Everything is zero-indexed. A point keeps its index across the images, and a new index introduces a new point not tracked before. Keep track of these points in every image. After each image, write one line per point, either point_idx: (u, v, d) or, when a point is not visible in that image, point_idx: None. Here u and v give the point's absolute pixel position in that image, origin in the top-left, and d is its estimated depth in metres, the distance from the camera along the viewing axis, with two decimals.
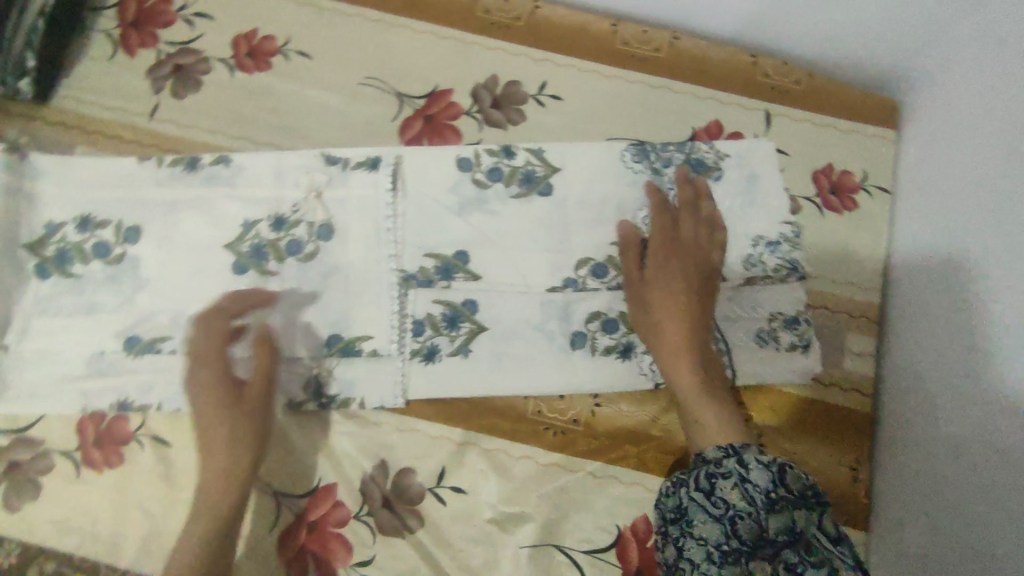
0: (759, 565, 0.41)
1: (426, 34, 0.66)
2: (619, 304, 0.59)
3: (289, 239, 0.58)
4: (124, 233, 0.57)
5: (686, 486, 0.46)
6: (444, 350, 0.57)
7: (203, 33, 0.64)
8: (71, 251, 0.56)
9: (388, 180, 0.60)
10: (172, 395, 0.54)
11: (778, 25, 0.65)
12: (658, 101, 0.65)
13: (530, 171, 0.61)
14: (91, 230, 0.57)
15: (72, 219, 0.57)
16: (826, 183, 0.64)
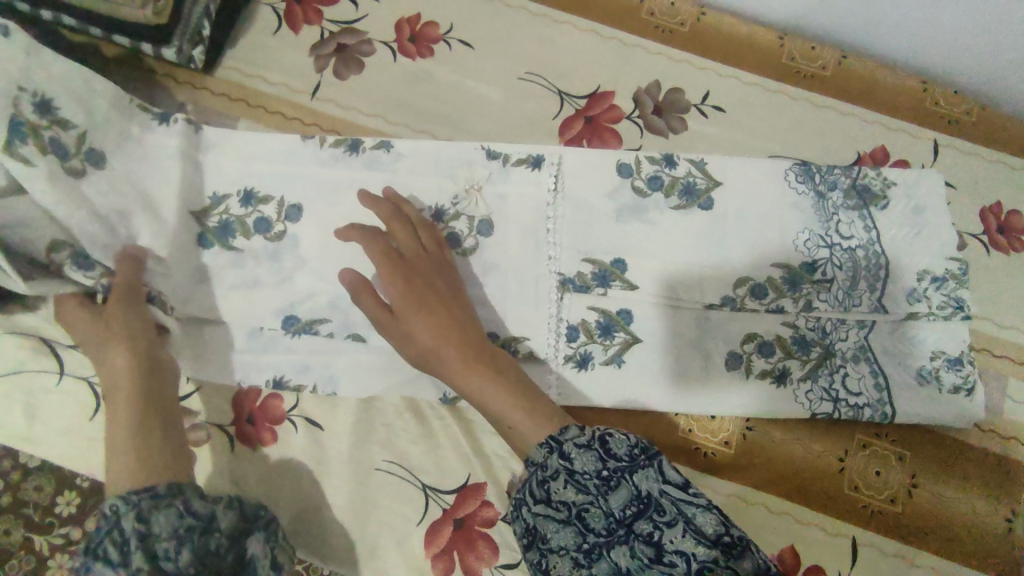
0: (622, 552, 0.36)
1: (588, 32, 0.64)
2: (777, 327, 0.56)
3: (449, 232, 0.57)
4: (286, 210, 0.56)
5: (526, 503, 0.39)
6: (597, 359, 0.56)
7: (367, 14, 0.63)
8: (234, 224, 0.55)
9: (550, 180, 0.58)
10: (329, 379, 0.54)
11: (955, 52, 0.62)
12: (822, 121, 0.63)
13: (690, 184, 0.59)
14: (254, 205, 0.55)
15: (237, 192, 0.56)
16: (995, 222, 0.61)
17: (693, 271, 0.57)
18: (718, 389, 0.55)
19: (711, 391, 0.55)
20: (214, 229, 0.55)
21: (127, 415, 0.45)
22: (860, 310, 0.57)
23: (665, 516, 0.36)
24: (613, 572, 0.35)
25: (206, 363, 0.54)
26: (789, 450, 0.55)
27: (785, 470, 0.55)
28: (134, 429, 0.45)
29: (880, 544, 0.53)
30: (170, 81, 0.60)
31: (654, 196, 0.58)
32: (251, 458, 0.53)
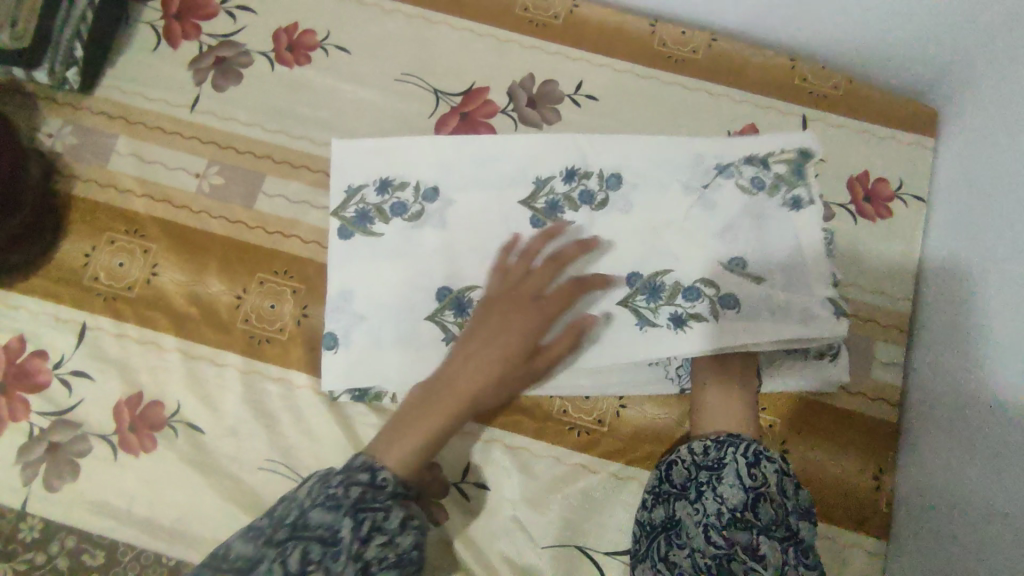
0: (767, 540, 0.43)
1: (463, 31, 0.66)
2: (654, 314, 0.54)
3: (582, 188, 0.58)
4: (605, 179, 0.58)
5: (736, 448, 0.47)
6: None
7: (244, 25, 0.65)
8: (563, 202, 0.58)
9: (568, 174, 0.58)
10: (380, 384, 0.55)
11: (820, 30, 0.64)
12: (694, 103, 0.65)
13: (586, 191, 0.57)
14: (578, 180, 0.58)
15: (560, 171, 0.58)
16: (861, 190, 0.63)
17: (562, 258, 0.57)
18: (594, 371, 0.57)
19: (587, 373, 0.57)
20: (541, 208, 0.58)
21: (445, 415, 0.49)
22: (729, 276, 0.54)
23: (808, 559, 0.43)
24: (747, 543, 0.43)
25: (91, 376, 0.56)
26: (666, 425, 0.57)
27: (659, 445, 0.57)
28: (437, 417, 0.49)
29: None
30: (49, 103, 0.62)
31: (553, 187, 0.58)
32: (134, 466, 0.55)
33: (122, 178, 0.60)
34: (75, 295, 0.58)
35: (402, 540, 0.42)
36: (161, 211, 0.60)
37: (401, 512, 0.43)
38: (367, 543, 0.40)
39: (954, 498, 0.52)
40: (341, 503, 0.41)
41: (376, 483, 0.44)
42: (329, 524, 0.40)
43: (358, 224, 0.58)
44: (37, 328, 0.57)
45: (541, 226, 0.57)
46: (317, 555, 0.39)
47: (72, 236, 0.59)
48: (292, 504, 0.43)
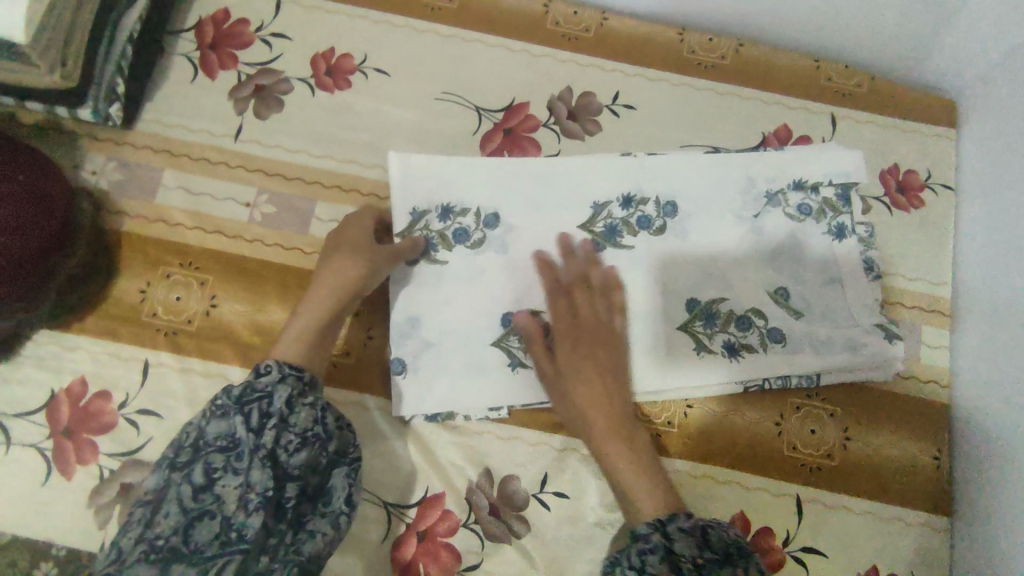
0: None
1: (498, 48, 0.67)
2: (711, 336, 0.59)
3: (640, 214, 0.61)
4: (662, 207, 0.61)
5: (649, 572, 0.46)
6: None
7: (281, 52, 0.65)
8: (621, 227, 0.61)
9: (624, 197, 0.61)
10: (473, 410, 0.57)
11: (842, 30, 0.67)
12: (727, 107, 0.67)
13: (645, 217, 0.61)
14: (635, 206, 0.61)
15: (617, 197, 0.61)
16: (894, 182, 0.66)
17: (624, 279, 0.60)
18: (657, 374, 0.58)
19: (649, 374, 0.58)
20: (600, 232, 0.60)
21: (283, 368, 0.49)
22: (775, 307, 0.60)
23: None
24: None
25: (160, 414, 0.56)
26: (731, 422, 0.59)
27: (728, 442, 0.59)
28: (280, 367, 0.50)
29: (824, 499, 0.58)
30: (91, 140, 0.61)
31: (612, 211, 0.61)
32: None
33: (170, 212, 0.60)
34: (135, 332, 0.57)
35: (301, 424, 0.44)
36: (214, 243, 0.60)
37: (286, 393, 0.45)
38: (262, 431, 0.43)
39: (1004, 475, 0.55)
40: (227, 409, 0.44)
41: (261, 375, 0.46)
42: (226, 432, 0.43)
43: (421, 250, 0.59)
44: (99, 368, 0.56)
45: (599, 252, 0.60)
46: (220, 463, 0.41)
47: (126, 273, 0.58)
48: (189, 426, 0.44)
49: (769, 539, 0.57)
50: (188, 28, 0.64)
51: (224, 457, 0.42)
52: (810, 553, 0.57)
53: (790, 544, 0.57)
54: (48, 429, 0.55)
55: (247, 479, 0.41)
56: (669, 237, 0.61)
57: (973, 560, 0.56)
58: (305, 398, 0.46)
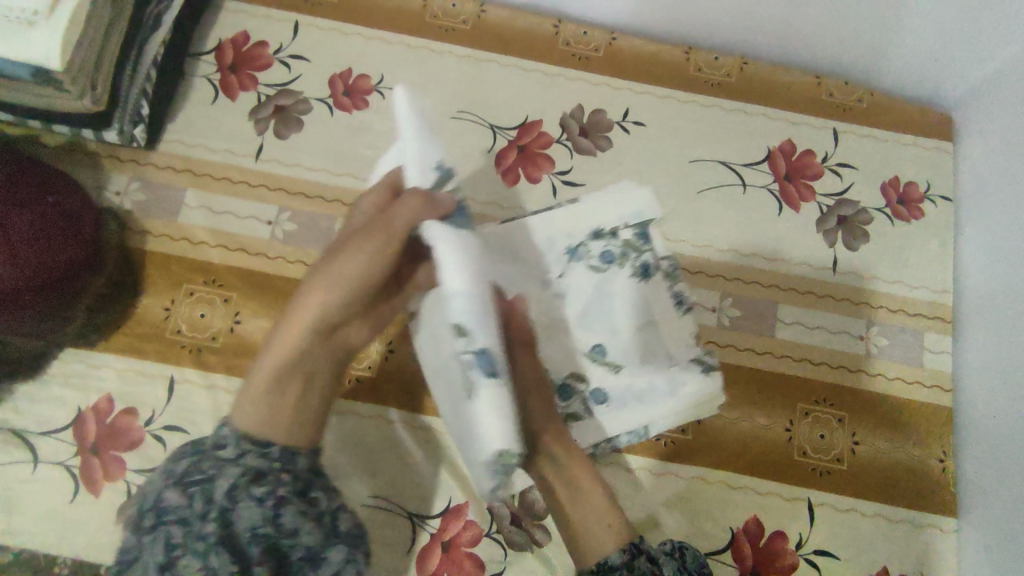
0: None
1: (511, 67, 0.69)
2: (616, 380, 0.58)
3: (536, 261, 0.60)
4: (564, 251, 0.60)
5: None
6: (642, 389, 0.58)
7: (300, 73, 0.66)
8: (514, 278, 0.59)
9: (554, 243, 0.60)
10: None
11: (842, 46, 0.69)
12: (732, 123, 0.69)
13: (539, 264, 0.60)
14: (530, 257, 0.60)
15: (520, 252, 0.60)
16: (894, 193, 0.68)
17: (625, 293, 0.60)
18: (670, 394, 0.58)
19: (667, 394, 0.58)
20: None
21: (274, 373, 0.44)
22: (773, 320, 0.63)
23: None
24: None
25: (185, 431, 0.56)
26: (743, 428, 0.61)
27: (742, 448, 0.60)
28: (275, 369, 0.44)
29: (835, 502, 0.59)
30: (115, 161, 0.62)
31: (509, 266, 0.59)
32: None
33: (193, 231, 0.61)
34: (160, 350, 0.58)
35: (262, 506, 0.38)
36: (236, 260, 0.61)
37: (249, 467, 0.39)
38: (218, 511, 0.38)
39: (1010, 475, 0.57)
40: (183, 479, 0.39)
41: (218, 447, 0.41)
42: (181, 504, 0.38)
43: None
44: (125, 385, 0.57)
45: (517, 305, 0.59)
46: (178, 539, 0.37)
47: (150, 291, 0.59)
48: (150, 489, 0.41)
49: (783, 542, 0.58)
50: (208, 50, 0.66)
51: (178, 531, 0.37)
52: (823, 556, 0.58)
53: (803, 547, 0.58)
54: (75, 447, 0.55)
55: (205, 564, 0.36)
56: (599, 270, 0.60)
57: (981, 560, 0.57)
58: (278, 460, 0.41)
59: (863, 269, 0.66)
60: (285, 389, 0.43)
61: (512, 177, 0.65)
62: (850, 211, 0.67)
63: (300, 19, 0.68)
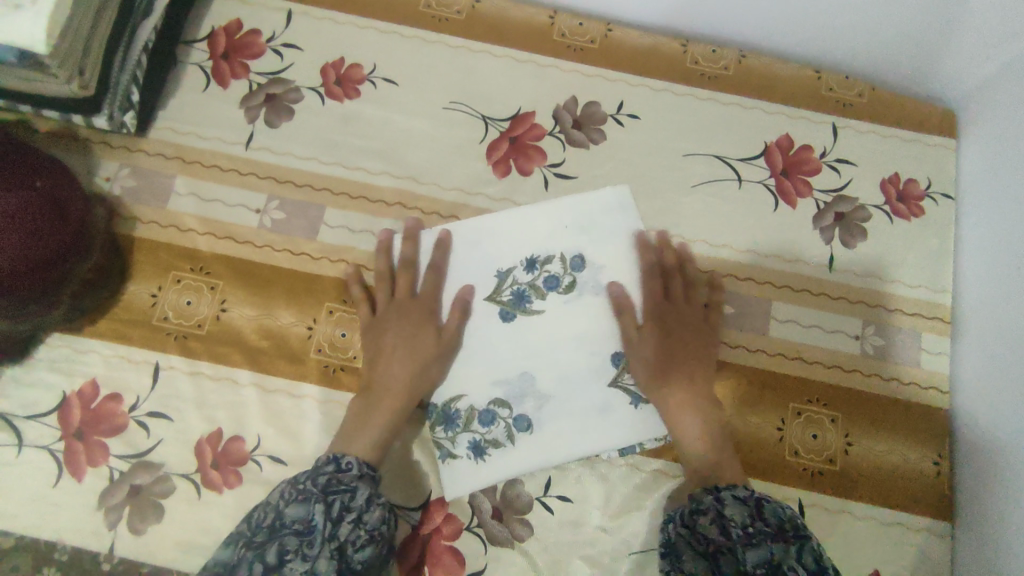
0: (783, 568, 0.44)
1: (505, 57, 0.68)
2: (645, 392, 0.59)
3: (545, 275, 0.61)
4: (570, 262, 0.61)
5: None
6: None
7: (292, 62, 0.66)
8: (529, 291, 0.61)
9: (562, 258, 0.61)
10: (501, 432, 0.57)
11: (842, 40, 0.68)
12: (729, 117, 0.68)
13: (550, 277, 0.61)
14: (540, 268, 0.61)
15: (521, 262, 0.61)
16: (894, 191, 0.66)
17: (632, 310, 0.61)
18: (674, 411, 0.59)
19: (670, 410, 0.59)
20: (507, 300, 0.60)
21: (388, 418, 0.54)
22: (785, 320, 0.63)
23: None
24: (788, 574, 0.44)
25: (168, 417, 0.56)
26: (733, 427, 0.60)
27: (731, 446, 0.59)
28: (381, 421, 0.54)
29: (826, 504, 0.58)
30: (106, 147, 0.62)
31: (521, 278, 0.61)
32: (219, 503, 0.54)
33: (182, 218, 0.61)
34: (145, 338, 0.58)
35: (370, 525, 0.47)
36: (223, 248, 0.60)
37: (367, 491, 0.48)
38: (339, 524, 0.45)
39: (1000, 483, 0.55)
40: (309, 496, 0.46)
41: (342, 470, 0.49)
42: (302, 516, 0.45)
43: (516, 304, 0.60)
44: (110, 371, 0.57)
45: (509, 320, 0.60)
46: (294, 546, 0.43)
47: (137, 278, 0.59)
48: (266, 509, 0.47)
49: None
50: (201, 39, 0.66)
51: (302, 523, 0.45)
52: None
53: None
54: (60, 431, 0.55)
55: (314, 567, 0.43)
56: (583, 291, 0.61)
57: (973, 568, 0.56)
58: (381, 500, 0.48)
59: (859, 267, 0.64)
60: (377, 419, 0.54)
61: (503, 168, 0.64)
62: (848, 208, 0.66)
63: (294, 8, 0.68)
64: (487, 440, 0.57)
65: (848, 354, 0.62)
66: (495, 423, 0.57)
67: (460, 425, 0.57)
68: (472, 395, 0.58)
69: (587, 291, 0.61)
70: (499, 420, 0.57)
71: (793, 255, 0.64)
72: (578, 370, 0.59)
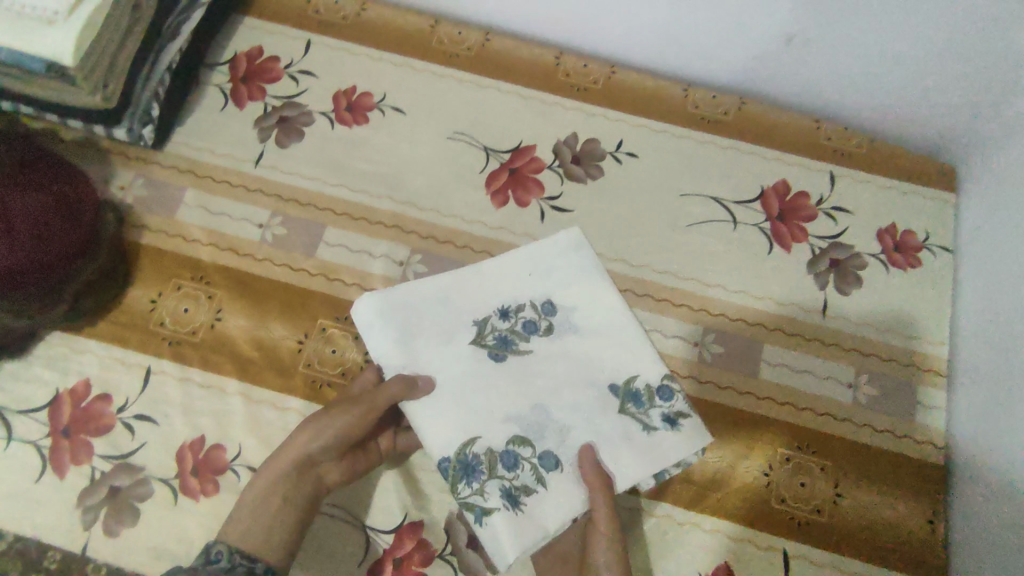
0: None
1: (510, 94, 0.71)
2: (650, 415, 0.56)
3: (522, 320, 0.58)
4: (542, 307, 0.59)
5: None
6: (663, 425, 0.55)
7: (306, 88, 0.69)
8: (509, 335, 0.57)
9: (533, 309, 0.59)
10: (530, 478, 0.53)
11: (840, 91, 0.70)
12: (726, 160, 0.69)
13: (527, 321, 0.58)
14: (513, 314, 0.58)
15: (494, 309, 0.58)
16: (891, 241, 0.66)
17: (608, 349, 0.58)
18: (656, 453, 0.54)
19: (652, 454, 0.54)
20: (493, 345, 0.57)
21: (273, 491, 0.49)
22: (776, 362, 0.62)
23: None
24: None
25: (153, 420, 0.56)
26: (720, 472, 0.58)
27: (717, 489, 0.58)
28: (262, 500, 0.49)
29: (812, 555, 0.56)
30: (124, 159, 0.65)
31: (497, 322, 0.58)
32: (195, 510, 0.54)
33: (188, 228, 0.63)
34: (141, 340, 0.58)
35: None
36: (225, 259, 0.62)
37: None
38: None
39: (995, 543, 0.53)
40: None
41: (209, 563, 0.46)
42: None
43: (502, 347, 0.57)
44: (102, 371, 0.57)
45: (502, 360, 0.56)
46: None
47: (140, 283, 0.61)
48: None
49: None
50: (224, 63, 0.70)
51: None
52: None
53: None
54: (49, 427, 0.56)
55: None
56: (562, 331, 0.58)
57: None
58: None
59: (854, 315, 0.64)
60: (273, 513, 0.49)
61: (501, 198, 0.66)
62: (843, 255, 0.66)
63: (313, 40, 0.72)
64: (518, 487, 0.52)
65: (841, 401, 0.61)
66: (518, 466, 0.53)
67: (481, 477, 0.52)
68: (488, 437, 0.53)
69: (565, 330, 0.58)
70: (523, 462, 0.53)
71: (786, 297, 0.64)
72: (588, 401, 0.56)
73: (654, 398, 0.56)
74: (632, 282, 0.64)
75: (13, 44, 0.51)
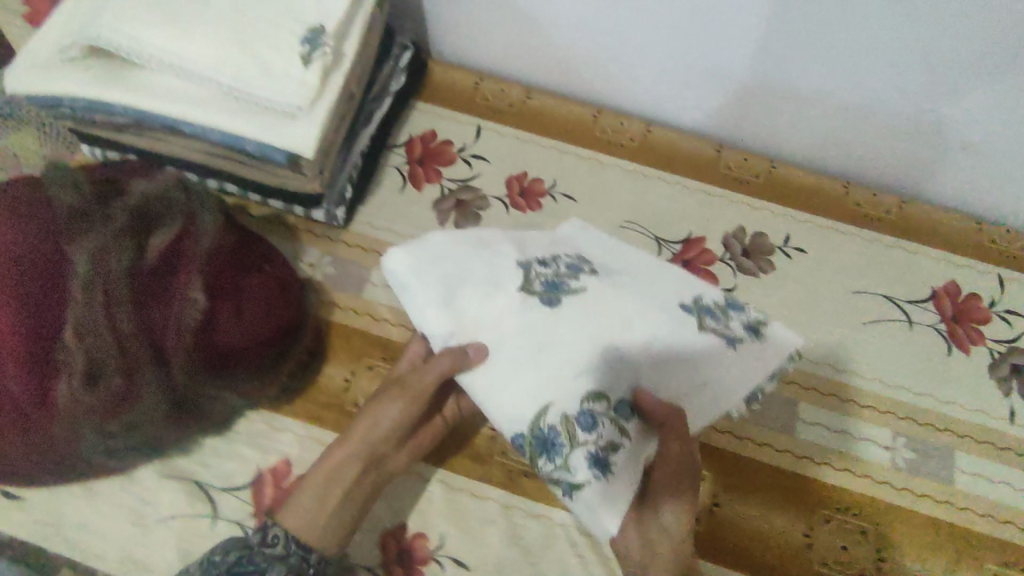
0: None
1: (676, 184, 0.72)
2: (730, 325, 0.51)
3: (547, 274, 0.51)
4: (570, 264, 0.52)
5: None
6: (739, 334, 0.51)
7: (480, 172, 0.72)
8: (554, 278, 0.51)
9: (566, 273, 0.51)
10: (620, 453, 0.47)
11: (1005, 196, 0.71)
12: (893, 259, 0.70)
13: (553, 278, 0.51)
14: (550, 262, 0.52)
15: (532, 257, 0.52)
16: None
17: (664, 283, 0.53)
18: (744, 360, 0.51)
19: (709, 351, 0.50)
20: (540, 290, 0.50)
21: (336, 475, 0.52)
22: (966, 470, 0.61)
23: None
24: None
25: None
26: None
27: None
28: (324, 490, 0.52)
29: None
30: (310, 236, 0.67)
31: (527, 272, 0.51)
32: None
33: (377, 308, 0.64)
34: (337, 420, 0.60)
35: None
36: (414, 340, 0.63)
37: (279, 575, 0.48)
38: None
39: None
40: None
41: (265, 544, 0.49)
42: None
43: (552, 291, 0.50)
44: (303, 452, 0.58)
45: (557, 305, 0.49)
46: None
47: (332, 361, 0.62)
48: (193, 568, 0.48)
49: None
50: (400, 145, 0.73)
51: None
52: None
53: None
54: (253, 508, 0.56)
55: None
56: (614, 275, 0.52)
57: None
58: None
59: None
60: (332, 496, 0.52)
61: None
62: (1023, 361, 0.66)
63: (482, 125, 0.74)
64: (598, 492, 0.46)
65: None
66: (601, 426, 0.46)
67: (538, 407, 0.47)
68: (563, 401, 0.46)
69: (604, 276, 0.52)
70: (605, 419, 0.46)
71: (969, 402, 0.64)
72: (682, 370, 0.50)
73: (728, 313, 0.52)
74: (813, 382, 0.64)
75: (270, 138, 0.53)
